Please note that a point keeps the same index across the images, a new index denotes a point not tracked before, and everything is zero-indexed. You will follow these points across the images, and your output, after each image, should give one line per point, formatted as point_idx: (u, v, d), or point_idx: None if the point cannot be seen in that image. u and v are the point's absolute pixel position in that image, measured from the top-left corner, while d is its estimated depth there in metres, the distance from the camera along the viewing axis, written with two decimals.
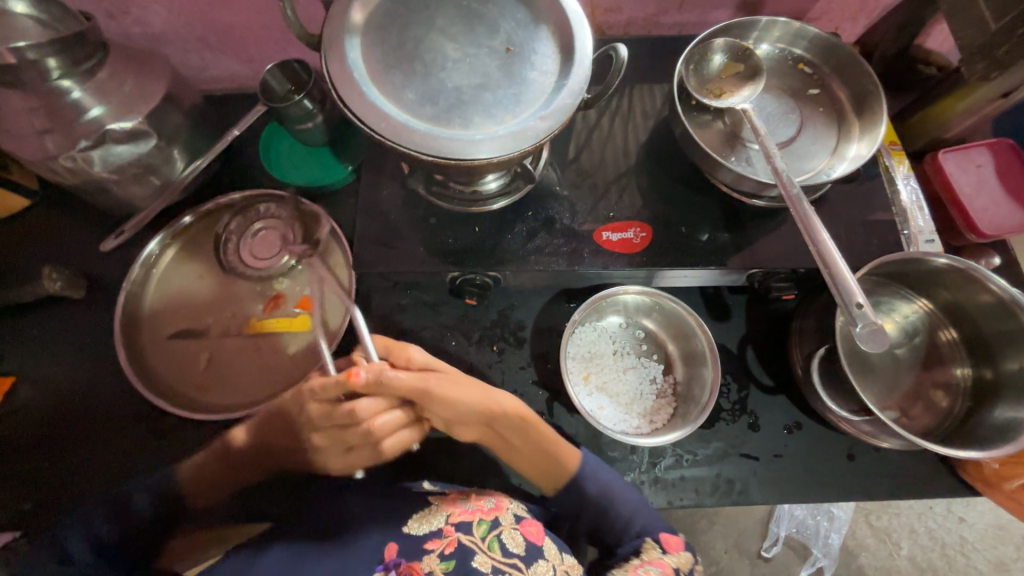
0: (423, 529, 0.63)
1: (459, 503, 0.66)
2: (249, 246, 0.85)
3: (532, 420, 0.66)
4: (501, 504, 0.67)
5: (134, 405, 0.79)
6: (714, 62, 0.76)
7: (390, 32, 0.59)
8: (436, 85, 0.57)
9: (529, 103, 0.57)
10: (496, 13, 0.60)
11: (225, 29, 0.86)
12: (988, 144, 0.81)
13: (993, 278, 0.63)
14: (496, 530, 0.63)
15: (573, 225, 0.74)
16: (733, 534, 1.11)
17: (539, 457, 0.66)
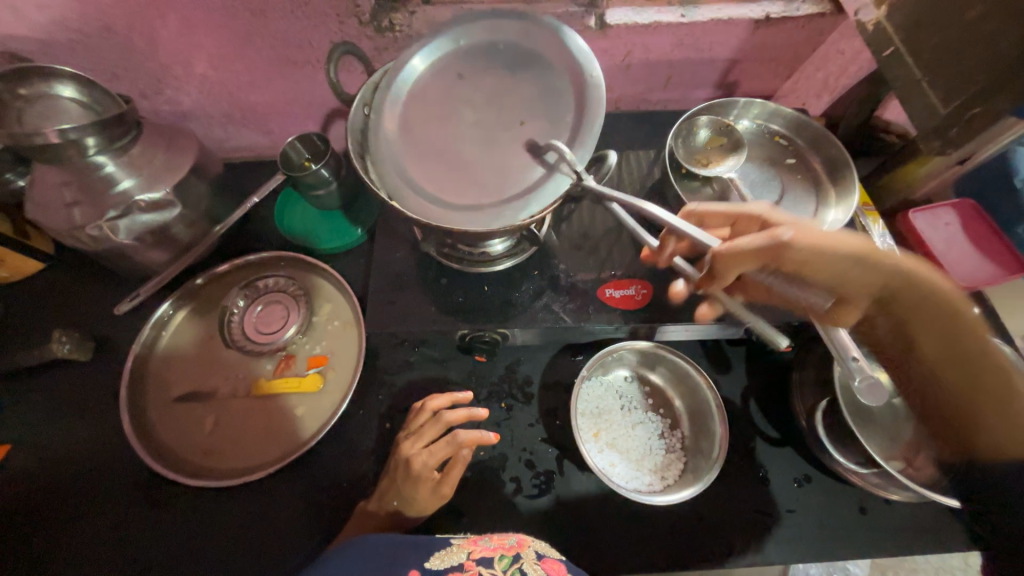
0: (446, 562, 0.58)
1: (480, 543, 0.63)
2: (261, 311, 0.87)
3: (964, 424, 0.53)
4: (523, 543, 0.64)
5: (133, 471, 0.77)
6: (700, 136, 0.84)
7: (420, 101, 0.67)
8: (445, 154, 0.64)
9: (520, 179, 0.61)
10: (521, 89, 0.66)
11: (249, 107, 0.93)
12: (951, 204, 0.91)
13: None
14: (518, 562, 0.58)
15: (577, 282, 0.78)
16: None
17: (955, 346, 0.51)
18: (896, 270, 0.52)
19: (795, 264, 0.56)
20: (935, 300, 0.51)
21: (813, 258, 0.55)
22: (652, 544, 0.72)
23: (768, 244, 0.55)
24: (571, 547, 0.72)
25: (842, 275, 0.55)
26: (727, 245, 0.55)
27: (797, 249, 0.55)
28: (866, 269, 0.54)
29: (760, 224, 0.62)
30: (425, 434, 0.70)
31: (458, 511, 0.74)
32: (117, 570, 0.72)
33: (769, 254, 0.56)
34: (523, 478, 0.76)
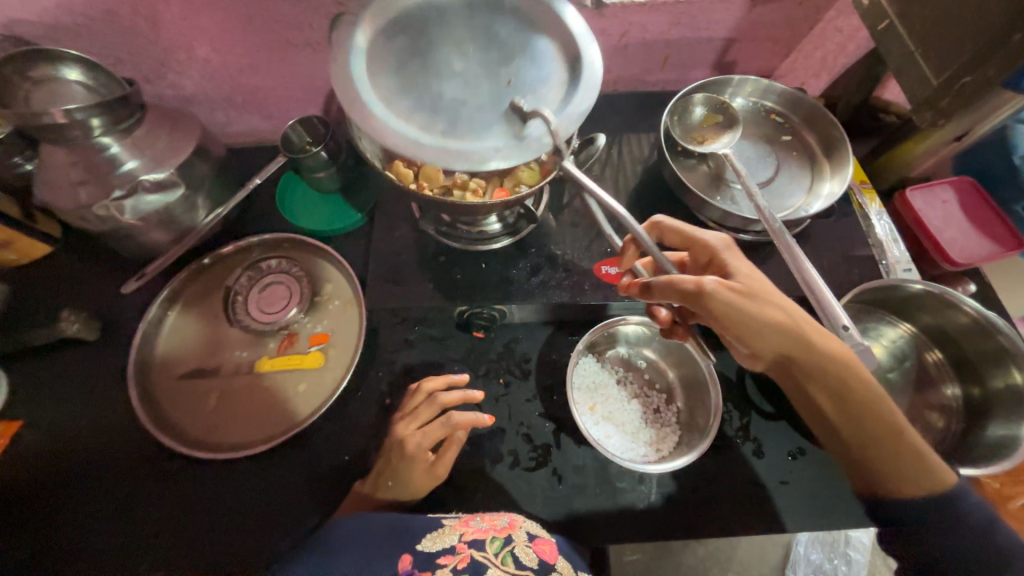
0: (438, 544, 0.59)
1: (472, 524, 0.64)
2: (263, 292, 0.88)
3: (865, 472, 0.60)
4: (514, 522, 0.65)
5: (142, 446, 0.79)
6: (696, 113, 0.84)
7: (412, 36, 0.66)
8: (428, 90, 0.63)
9: (498, 131, 0.62)
10: (517, 47, 0.66)
11: (250, 90, 0.95)
12: (950, 182, 0.91)
13: (965, 300, 0.67)
14: (509, 545, 0.59)
15: (573, 260, 0.79)
16: None
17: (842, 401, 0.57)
18: (801, 334, 0.56)
19: (710, 313, 0.57)
20: (837, 367, 0.56)
21: (735, 311, 0.56)
22: (647, 514, 0.73)
23: (701, 296, 0.56)
24: (568, 518, 0.73)
25: (764, 340, 0.57)
26: (667, 279, 0.57)
27: (718, 299, 0.56)
28: (776, 331, 0.56)
29: (705, 257, 0.63)
30: (420, 416, 0.71)
31: (458, 483, 0.76)
32: (127, 540, 0.74)
33: (691, 298, 0.57)
34: (521, 451, 0.77)
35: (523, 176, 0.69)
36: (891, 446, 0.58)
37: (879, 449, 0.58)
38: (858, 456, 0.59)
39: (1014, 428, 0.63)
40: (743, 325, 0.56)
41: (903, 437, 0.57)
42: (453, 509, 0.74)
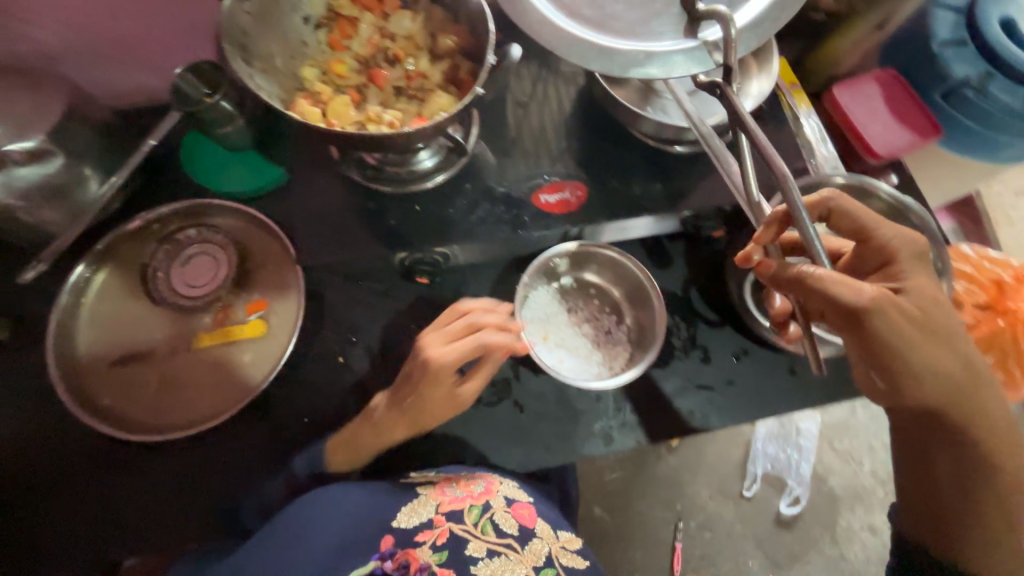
0: (415, 519, 0.65)
1: (448, 490, 0.68)
2: (185, 265, 0.81)
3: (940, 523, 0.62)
4: (490, 488, 0.69)
5: (85, 440, 0.76)
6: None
7: None
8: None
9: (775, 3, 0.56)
10: None
11: (122, 37, 0.82)
12: (874, 76, 0.92)
13: (881, 186, 0.70)
14: (488, 514, 0.66)
15: (511, 193, 0.76)
16: (717, 481, 1.44)
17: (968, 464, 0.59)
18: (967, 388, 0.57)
19: (868, 335, 0.53)
20: (975, 423, 0.58)
21: (900, 347, 0.53)
22: (607, 429, 0.76)
23: (862, 311, 0.51)
24: (532, 443, 0.76)
25: (918, 382, 0.55)
26: (836, 282, 0.49)
27: (886, 322, 0.52)
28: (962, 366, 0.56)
29: (877, 262, 0.58)
30: (442, 334, 0.69)
31: (422, 427, 0.77)
32: (90, 531, 0.72)
33: (857, 315, 0.52)
34: (481, 389, 0.78)
35: (441, 103, 0.66)
36: (987, 539, 0.60)
37: (976, 539, 0.60)
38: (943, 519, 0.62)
39: None
40: (901, 358, 0.53)
41: (1004, 532, 0.59)
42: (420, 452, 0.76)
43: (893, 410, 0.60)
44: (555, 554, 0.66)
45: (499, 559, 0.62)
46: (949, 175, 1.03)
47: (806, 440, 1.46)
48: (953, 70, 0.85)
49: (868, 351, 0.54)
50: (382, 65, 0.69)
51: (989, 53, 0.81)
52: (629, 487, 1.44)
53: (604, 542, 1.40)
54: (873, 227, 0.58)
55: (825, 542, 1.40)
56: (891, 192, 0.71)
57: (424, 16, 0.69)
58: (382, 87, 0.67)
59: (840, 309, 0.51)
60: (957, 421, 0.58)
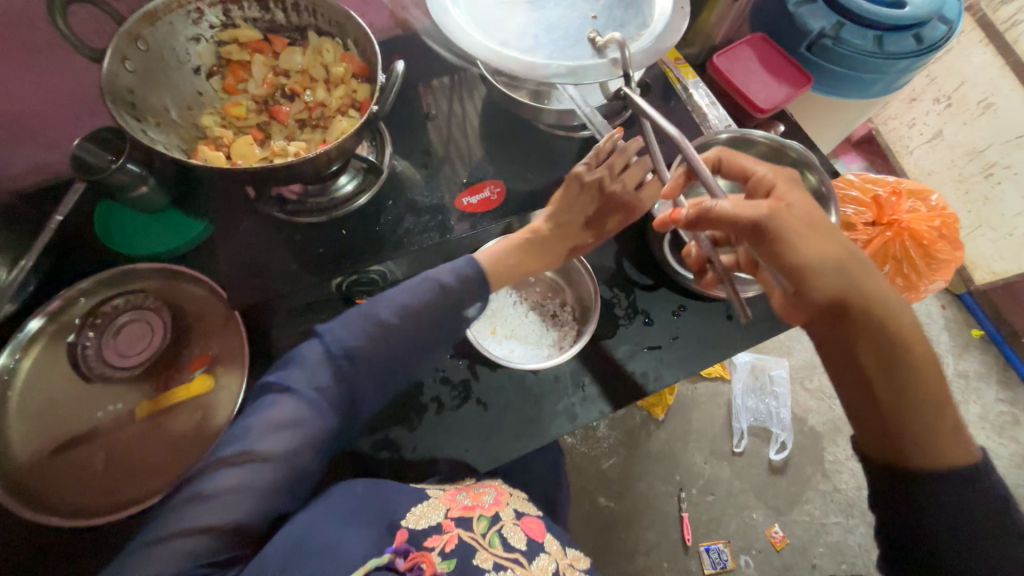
0: (424, 522, 0.65)
1: (457, 497, 0.69)
2: (116, 337, 0.79)
3: (885, 424, 0.56)
4: (499, 500, 0.72)
5: (44, 535, 0.73)
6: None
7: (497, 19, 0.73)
8: (524, 28, 0.71)
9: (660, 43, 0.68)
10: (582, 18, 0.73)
11: (11, 119, 0.80)
12: (746, 41, 1.01)
13: (754, 134, 0.77)
14: (496, 526, 0.68)
15: (435, 201, 0.79)
16: (708, 445, 1.49)
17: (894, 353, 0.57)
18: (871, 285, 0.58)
19: (762, 236, 0.60)
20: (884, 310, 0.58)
21: (787, 241, 0.59)
22: (569, 407, 0.79)
23: (757, 220, 0.59)
24: (502, 436, 0.77)
25: (818, 279, 0.59)
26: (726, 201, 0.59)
27: (771, 221, 0.59)
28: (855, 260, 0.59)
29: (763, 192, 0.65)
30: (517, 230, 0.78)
31: (394, 446, 0.77)
32: None
33: (749, 220, 0.59)
34: (443, 394, 0.79)
35: (344, 126, 0.68)
36: (933, 440, 0.54)
37: (925, 444, 0.54)
38: (889, 431, 0.56)
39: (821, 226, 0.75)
40: (793, 252, 0.59)
41: (948, 426, 0.54)
42: (394, 469, 0.76)
43: (813, 318, 0.62)
44: (562, 569, 0.68)
45: (505, 571, 0.63)
46: (834, 118, 1.13)
47: (780, 387, 1.55)
48: (810, 25, 0.94)
49: (767, 252, 0.61)
50: (281, 102, 0.71)
51: (837, 7, 0.93)
52: (628, 471, 1.47)
53: (612, 527, 1.41)
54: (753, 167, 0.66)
55: (817, 479, 1.46)
56: (769, 135, 0.79)
57: (314, 48, 0.71)
58: (284, 122, 0.69)
59: (735, 226, 0.60)
60: (868, 318, 0.57)
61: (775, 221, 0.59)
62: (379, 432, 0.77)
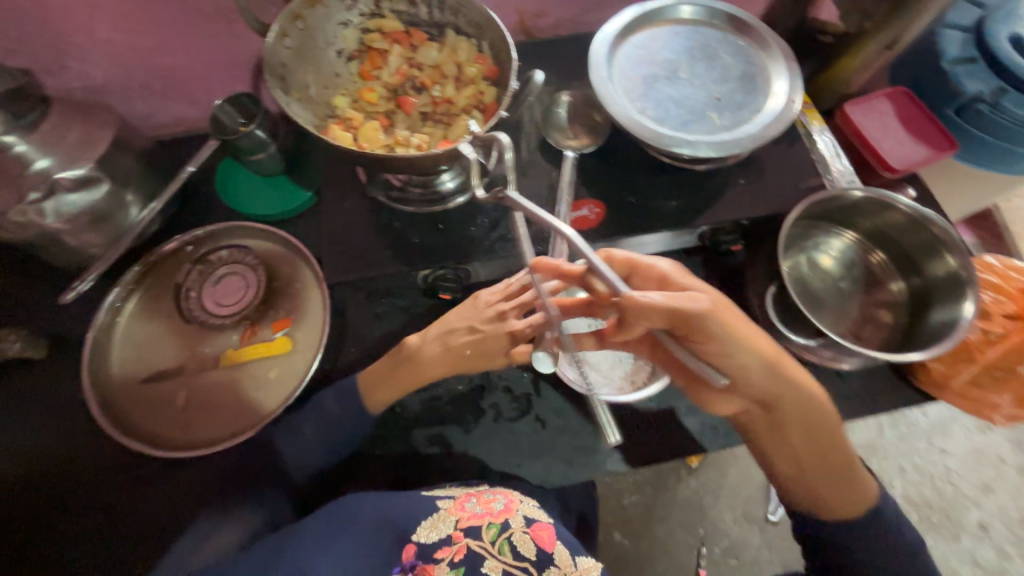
0: (434, 535, 0.63)
1: (467, 506, 0.66)
2: (214, 285, 0.84)
3: (807, 478, 0.66)
4: (510, 505, 0.67)
5: (120, 455, 0.78)
6: (560, 114, 0.86)
7: (641, 64, 0.76)
8: (655, 87, 0.74)
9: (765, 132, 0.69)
10: (714, 87, 0.74)
11: (166, 73, 0.87)
12: (885, 94, 0.93)
13: (900, 200, 0.71)
14: (506, 534, 0.63)
15: (530, 212, 0.78)
16: (740, 506, 1.39)
17: (814, 436, 0.64)
18: (806, 395, 0.62)
19: (703, 334, 0.56)
20: (807, 412, 0.63)
21: (720, 352, 0.57)
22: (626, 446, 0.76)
23: (697, 317, 0.54)
24: (555, 459, 0.76)
25: (747, 379, 0.60)
26: (672, 301, 0.53)
27: (707, 320, 0.55)
28: (769, 372, 0.59)
29: (655, 279, 0.60)
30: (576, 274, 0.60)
31: (446, 444, 0.77)
32: (116, 545, 0.74)
33: (679, 316, 0.54)
34: (503, 404, 0.78)
35: (467, 126, 0.69)
36: (833, 476, 0.65)
37: (828, 486, 0.65)
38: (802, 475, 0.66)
39: (957, 308, 0.68)
40: (718, 344, 0.56)
41: (849, 474, 0.65)
42: (442, 467, 0.76)
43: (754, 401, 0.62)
44: None
45: None
46: (966, 189, 1.02)
47: None
48: (965, 87, 0.85)
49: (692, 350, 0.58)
50: (409, 92, 0.74)
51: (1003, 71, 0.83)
52: (649, 512, 1.40)
53: (620, 566, 1.35)
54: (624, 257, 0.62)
55: None
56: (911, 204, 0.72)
57: (450, 47, 0.73)
58: (409, 112, 0.71)
59: (673, 318, 0.55)
60: (795, 414, 0.63)
61: (712, 316, 0.55)
62: (435, 429, 0.78)
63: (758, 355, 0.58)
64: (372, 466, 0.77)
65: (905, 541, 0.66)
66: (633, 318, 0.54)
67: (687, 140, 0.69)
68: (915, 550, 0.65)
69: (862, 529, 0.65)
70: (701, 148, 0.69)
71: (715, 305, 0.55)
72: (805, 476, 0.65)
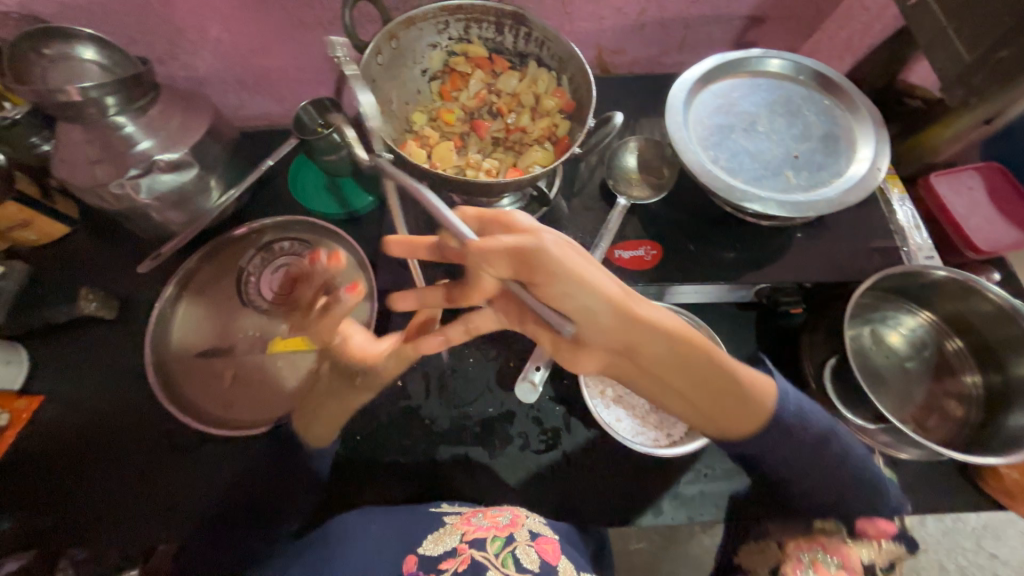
0: (439, 547, 0.60)
1: (474, 522, 0.65)
2: (274, 275, 0.88)
3: (710, 418, 0.63)
4: (515, 520, 0.65)
5: (164, 422, 0.82)
6: (628, 160, 0.84)
7: (719, 114, 0.75)
8: (730, 138, 0.73)
9: (845, 196, 0.67)
10: (792, 145, 0.72)
11: (261, 72, 0.94)
12: (976, 168, 0.87)
13: (989, 287, 0.66)
14: (510, 546, 0.59)
15: (585, 244, 0.78)
16: None
17: (696, 376, 0.60)
18: (677, 326, 0.59)
19: (545, 276, 0.53)
20: (681, 343, 0.59)
21: (563, 289, 0.54)
22: (654, 500, 0.73)
23: (531, 254, 0.52)
24: (577, 500, 0.74)
25: (593, 321, 0.56)
26: (513, 248, 0.50)
27: (547, 257, 0.52)
28: (617, 311, 0.56)
29: (501, 225, 0.57)
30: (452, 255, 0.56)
31: (469, 464, 0.77)
32: (147, 509, 0.78)
33: (519, 258, 0.52)
34: (531, 434, 0.77)
35: (537, 157, 0.71)
36: (735, 402, 0.62)
37: (732, 412, 0.62)
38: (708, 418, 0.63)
39: None
40: (558, 282, 0.53)
41: (744, 396, 0.62)
42: (461, 486, 0.76)
43: (613, 350, 0.59)
44: None
45: None
46: None
47: None
48: None
49: (543, 296, 0.54)
50: (484, 117, 0.77)
51: None
52: (656, 565, 1.33)
53: None
54: (472, 214, 0.59)
55: None
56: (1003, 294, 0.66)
57: (530, 78, 0.75)
58: (483, 137, 0.74)
59: (516, 260, 0.52)
60: (651, 352, 0.59)
61: (543, 251, 0.53)
62: (460, 448, 0.78)
63: (593, 293, 0.55)
64: (394, 474, 0.78)
65: (814, 432, 0.64)
66: (477, 266, 0.52)
67: (760, 196, 0.67)
68: (827, 436, 0.64)
69: (765, 444, 0.63)
70: (774, 206, 0.66)
71: (545, 245, 0.52)
72: (712, 417, 0.63)
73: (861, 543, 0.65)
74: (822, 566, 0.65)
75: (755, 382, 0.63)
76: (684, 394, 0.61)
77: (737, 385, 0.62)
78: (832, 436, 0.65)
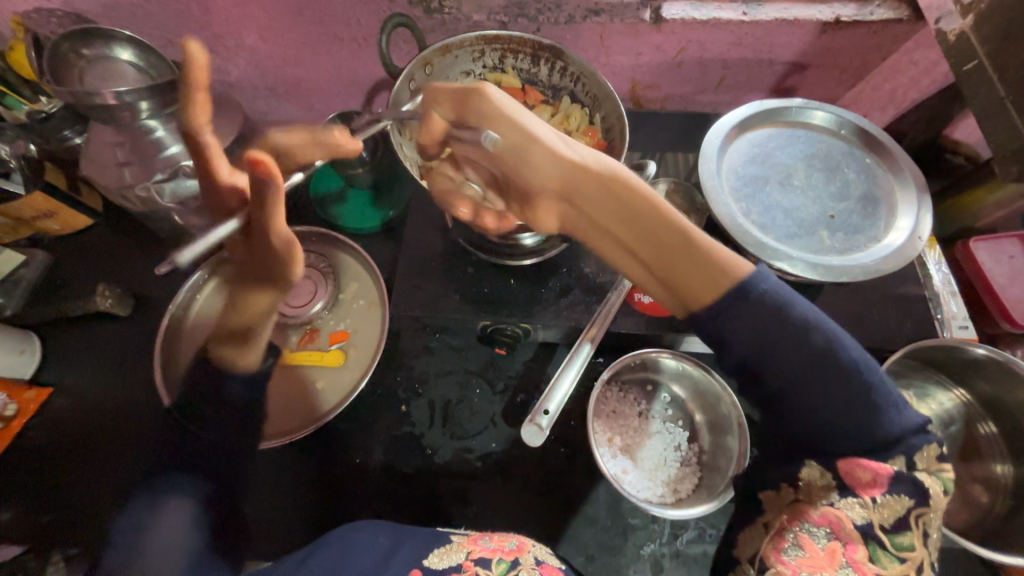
0: (445, 562, 0.59)
1: (480, 542, 0.63)
2: None
3: (662, 279, 0.52)
4: (522, 545, 0.63)
5: (166, 425, 0.82)
6: None
7: (754, 163, 0.72)
8: (764, 190, 0.71)
9: (883, 263, 0.64)
10: (829, 203, 0.70)
11: (293, 81, 0.94)
12: (1017, 236, 0.83)
13: None
14: (514, 568, 0.57)
15: (604, 282, 0.76)
16: None
17: (631, 217, 0.51)
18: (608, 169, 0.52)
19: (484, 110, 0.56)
20: (610, 187, 0.52)
21: (494, 123, 0.56)
22: (655, 558, 0.71)
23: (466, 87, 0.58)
24: (574, 549, 0.72)
25: (530, 168, 0.55)
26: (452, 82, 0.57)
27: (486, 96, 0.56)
28: (547, 157, 0.54)
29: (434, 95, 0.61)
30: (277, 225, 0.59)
31: (466, 497, 0.76)
32: None
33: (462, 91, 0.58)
34: (533, 474, 0.76)
35: None
36: (684, 253, 0.50)
37: (684, 263, 0.50)
38: (658, 276, 0.52)
39: None
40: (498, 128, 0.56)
41: (691, 245, 0.49)
42: (456, 519, 0.74)
43: (553, 201, 0.57)
44: None
45: None
46: None
47: None
48: None
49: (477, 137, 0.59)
50: None
51: None
52: None
53: None
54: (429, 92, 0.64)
55: None
56: None
57: (563, 111, 0.74)
58: None
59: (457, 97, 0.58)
60: (598, 208, 0.53)
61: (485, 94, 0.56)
62: (459, 480, 0.76)
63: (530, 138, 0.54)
64: (390, 506, 0.76)
65: (796, 316, 0.47)
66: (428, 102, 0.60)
67: (794, 256, 0.65)
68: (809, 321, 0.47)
69: (717, 314, 0.48)
70: (808, 268, 0.64)
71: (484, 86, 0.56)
72: (663, 268, 0.51)
73: (848, 499, 0.46)
74: (809, 540, 0.47)
75: (705, 241, 0.50)
76: (626, 245, 0.53)
77: (676, 230, 0.50)
78: (817, 324, 0.47)
